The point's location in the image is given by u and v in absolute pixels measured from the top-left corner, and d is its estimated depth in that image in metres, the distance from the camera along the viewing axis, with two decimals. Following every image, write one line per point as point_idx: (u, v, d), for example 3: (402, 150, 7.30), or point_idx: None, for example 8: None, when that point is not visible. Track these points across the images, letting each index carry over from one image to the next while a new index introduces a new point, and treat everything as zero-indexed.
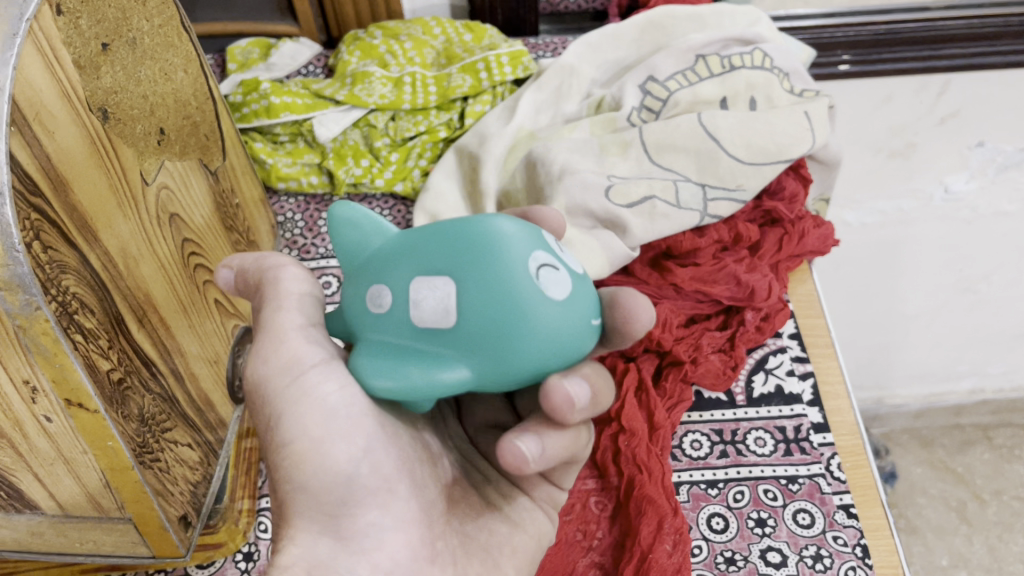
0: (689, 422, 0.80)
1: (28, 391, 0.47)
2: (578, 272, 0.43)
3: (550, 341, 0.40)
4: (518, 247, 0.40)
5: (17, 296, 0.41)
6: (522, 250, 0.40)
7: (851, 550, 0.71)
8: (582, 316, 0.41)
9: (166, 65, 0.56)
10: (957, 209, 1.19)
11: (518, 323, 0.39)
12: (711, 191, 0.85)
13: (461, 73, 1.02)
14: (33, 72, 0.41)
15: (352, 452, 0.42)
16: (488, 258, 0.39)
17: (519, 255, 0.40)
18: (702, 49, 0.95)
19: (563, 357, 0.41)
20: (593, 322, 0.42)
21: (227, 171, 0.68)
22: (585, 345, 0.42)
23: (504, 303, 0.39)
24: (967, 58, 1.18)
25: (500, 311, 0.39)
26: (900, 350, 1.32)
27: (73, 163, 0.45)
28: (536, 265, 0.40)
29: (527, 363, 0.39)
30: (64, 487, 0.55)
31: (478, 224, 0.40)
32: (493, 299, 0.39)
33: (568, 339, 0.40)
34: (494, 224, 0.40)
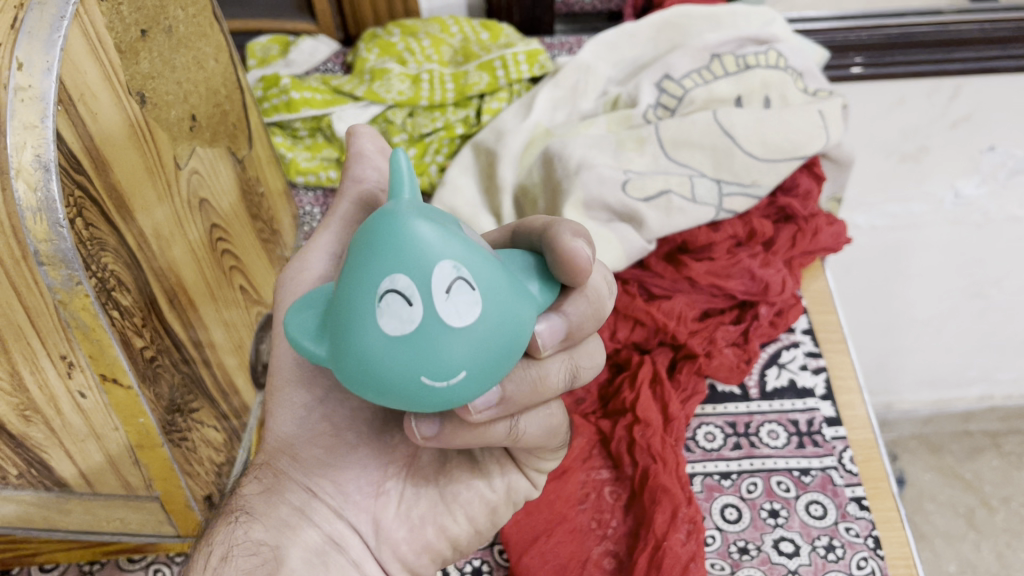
0: (703, 414, 0.81)
1: (65, 367, 0.49)
2: (458, 324, 0.35)
3: (359, 368, 0.36)
4: (383, 259, 0.35)
5: (59, 271, 0.43)
6: (389, 265, 0.35)
7: (863, 540, 0.71)
8: (411, 369, 0.35)
9: (199, 53, 0.58)
10: (968, 214, 1.21)
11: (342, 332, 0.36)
12: (726, 186, 0.86)
13: (478, 70, 1.04)
14: (77, 56, 0.43)
15: (307, 399, 0.52)
16: (361, 255, 0.36)
17: (375, 271, 0.35)
18: (717, 49, 0.96)
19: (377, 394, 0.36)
20: (425, 382, 0.35)
21: (253, 160, 0.70)
22: (409, 400, 0.36)
23: (344, 310, 0.36)
24: (978, 62, 1.17)
25: (337, 311, 0.36)
26: (907, 355, 1.32)
27: (112, 143, 0.47)
28: (393, 301, 0.35)
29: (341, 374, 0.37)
30: (95, 465, 0.57)
31: (388, 222, 0.36)
32: (340, 297, 0.36)
33: (379, 379, 0.35)
34: (396, 231, 0.35)
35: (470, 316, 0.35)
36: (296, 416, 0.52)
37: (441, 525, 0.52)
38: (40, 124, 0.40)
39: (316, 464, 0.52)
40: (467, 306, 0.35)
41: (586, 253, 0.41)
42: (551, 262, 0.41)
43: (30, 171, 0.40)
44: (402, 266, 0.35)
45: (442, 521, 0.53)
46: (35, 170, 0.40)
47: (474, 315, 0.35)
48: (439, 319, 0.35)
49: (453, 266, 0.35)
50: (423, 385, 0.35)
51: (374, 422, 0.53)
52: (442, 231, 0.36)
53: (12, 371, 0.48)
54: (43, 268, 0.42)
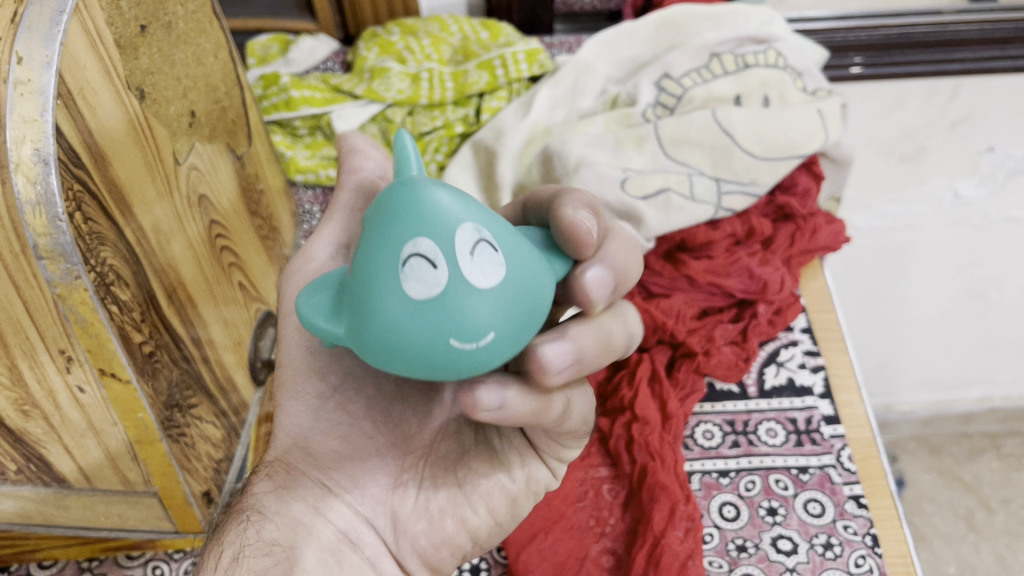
0: (702, 412, 0.81)
1: (63, 361, 0.49)
2: (484, 284, 0.35)
3: (390, 337, 0.35)
4: (406, 225, 0.35)
5: (58, 265, 0.43)
6: (412, 231, 0.35)
7: (861, 538, 0.71)
8: (440, 334, 0.35)
9: (197, 49, 0.58)
10: (967, 214, 1.21)
11: (364, 304, 0.36)
12: (725, 184, 0.86)
13: (478, 69, 1.04)
14: (77, 50, 0.44)
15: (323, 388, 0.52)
16: (379, 226, 0.36)
17: (397, 236, 0.35)
18: (716, 48, 0.96)
19: (404, 365, 0.36)
20: (453, 344, 0.35)
21: (252, 158, 0.70)
22: (438, 366, 0.35)
23: (368, 281, 0.36)
24: (978, 62, 1.18)
25: (357, 284, 0.36)
26: (904, 357, 1.32)
27: (110, 138, 0.47)
28: (418, 264, 0.35)
29: (364, 347, 0.36)
30: (92, 460, 0.57)
31: (406, 190, 0.36)
32: (359, 269, 0.37)
33: (405, 344, 0.35)
34: (416, 197, 0.36)
35: (494, 276, 0.35)
36: (294, 415, 0.52)
37: (442, 522, 0.51)
38: (39, 118, 0.40)
39: (318, 462, 0.51)
40: (490, 266, 0.35)
41: (590, 225, 0.41)
42: (557, 236, 0.42)
43: (29, 166, 0.40)
44: (425, 230, 0.35)
45: (458, 515, 0.52)
46: (34, 164, 0.41)
47: (497, 276, 0.36)
48: (465, 279, 0.35)
49: (474, 230, 0.35)
50: (453, 348, 0.35)
51: (371, 417, 0.52)
52: (456, 198, 0.36)
53: (11, 365, 0.48)
54: (42, 262, 0.42)
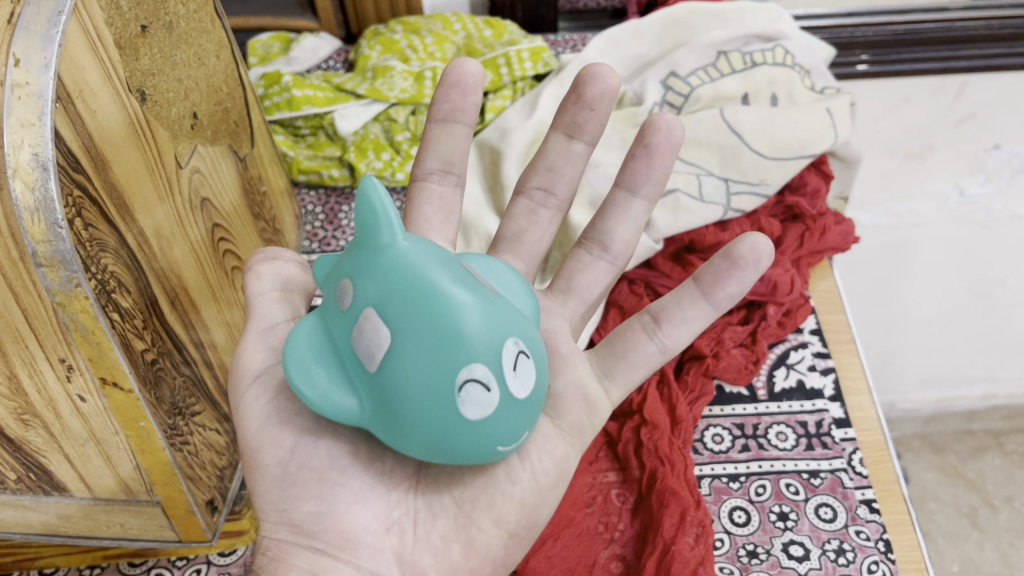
0: (711, 415, 0.80)
1: (64, 370, 0.48)
2: (525, 394, 0.42)
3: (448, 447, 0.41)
4: (462, 355, 0.40)
5: (58, 272, 0.41)
6: (467, 358, 0.40)
7: (874, 544, 0.70)
8: (493, 443, 0.41)
9: (200, 50, 0.57)
10: (972, 212, 1.18)
11: (417, 420, 0.40)
12: (734, 184, 0.85)
13: (482, 68, 1.03)
14: (76, 51, 0.42)
15: None
16: (429, 350, 0.40)
17: (452, 364, 0.40)
18: (723, 45, 0.95)
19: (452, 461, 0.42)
20: (502, 448, 0.42)
21: (255, 160, 0.69)
22: (487, 461, 0.43)
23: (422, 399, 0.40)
24: (986, 60, 1.17)
25: (399, 394, 0.40)
26: (899, 355, 1.30)
27: (112, 142, 0.46)
28: (473, 389, 0.40)
29: (412, 449, 0.41)
30: (94, 469, 0.56)
31: (448, 314, 0.40)
32: (400, 381, 0.40)
33: (462, 452, 0.41)
34: (464, 326, 0.40)
35: (529, 384, 0.42)
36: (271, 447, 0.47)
37: (447, 549, 0.48)
38: (38, 121, 0.39)
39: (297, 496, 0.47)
40: (526, 374, 0.42)
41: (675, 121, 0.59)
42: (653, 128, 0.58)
43: (27, 171, 0.39)
44: (482, 357, 0.40)
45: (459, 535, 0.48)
46: (33, 169, 0.39)
47: (529, 382, 0.43)
48: (511, 395, 0.41)
49: (517, 347, 0.41)
50: (500, 451, 0.42)
51: None
52: (484, 309, 0.41)
53: (11, 375, 0.47)
54: (41, 269, 0.41)
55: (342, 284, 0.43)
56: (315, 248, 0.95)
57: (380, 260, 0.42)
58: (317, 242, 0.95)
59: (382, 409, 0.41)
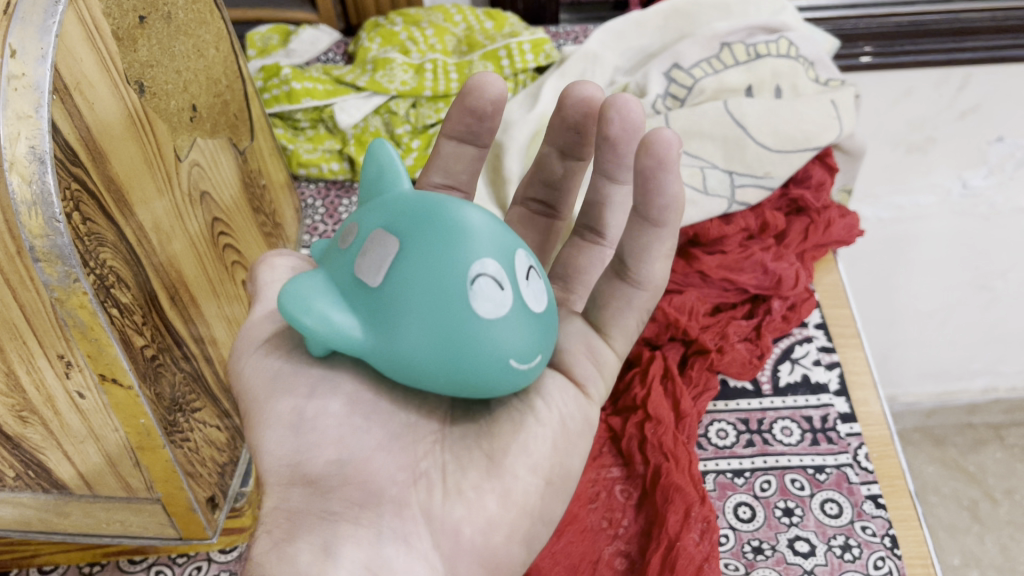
0: (715, 411, 0.79)
1: (63, 367, 0.47)
2: (534, 308, 0.42)
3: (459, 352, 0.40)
4: (473, 246, 0.40)
5: (56, 268, 0.41)
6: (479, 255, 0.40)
7: (880, 540, 0.70)
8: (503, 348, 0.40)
9: (199, 41, 0.56)
10: (975, 205, 1.17)
11: (424, 322, 0.40)
12: (738, 177, 0.84)
13: (482, 60, 1.02)
14: (73, 41, 0.42)
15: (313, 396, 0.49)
16: (439, 247, 0.40)
17: (461, 261, 0.40)
18: (727, 37, 0.94)
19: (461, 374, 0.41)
20: (513, 364, 0.41)
21: (256, 153, 0.68)
22: (498, 376, 0.41)
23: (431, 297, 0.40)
24: (989, 52, 1.19)
25: (402, 300, 0.40)
26: (896, 351, 1.26)
27: (111, 135, 0.45)
28: (481, 282, 0.40)
29: (421, 357, 0.40)
30: (93, 466, 0.55)
31: (453, 220, 0.41)
32: (403, 288, 0.40)
33: (469, 366, 0.40)
34: (469, 229, 0.41)
35: (541, 300, 0.43)
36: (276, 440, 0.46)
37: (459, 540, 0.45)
38: (35, 114, 0.39)
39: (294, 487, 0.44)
40: (535, 295, 0.43)
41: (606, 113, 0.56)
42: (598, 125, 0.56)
43: (24, 164, 0.39)
44: (494, 253, 0.41)
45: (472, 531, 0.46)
46: (30, 163, 0.39)
47: (539, 305, 0.43)
48: (521, 305, 0.41)
49: (524, 258, 0.43)
50: (512, 366, 0.41)
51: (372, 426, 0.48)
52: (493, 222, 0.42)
53: (9, 371, 0.47)
54: (38, 264, 0.40)
55: (347, 229, 0.44)
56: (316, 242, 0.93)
57: (387, 199, 0.44)
58: (317, 237, 0.93)
59: (385, 321, 0.40)
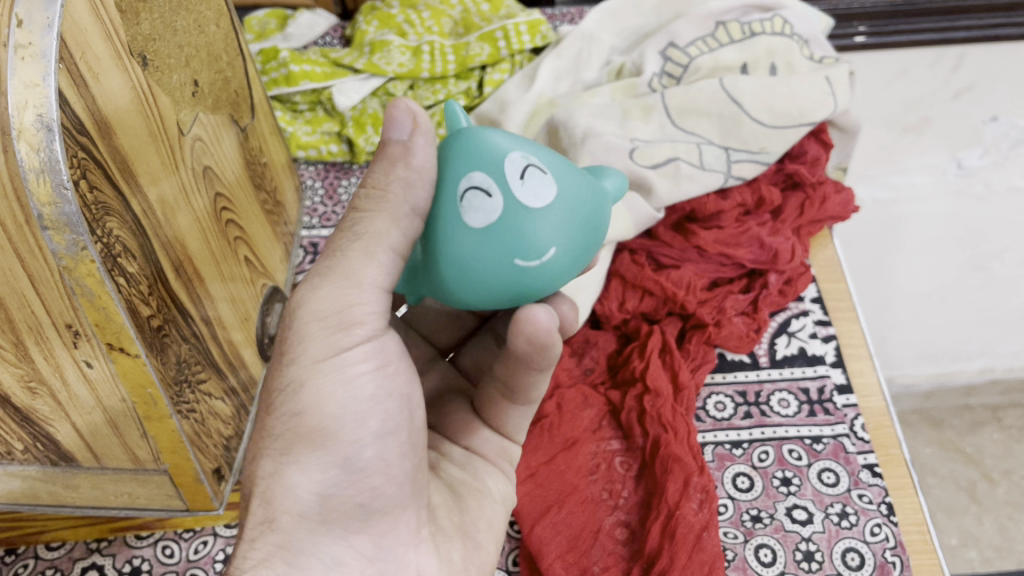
0: (713, 383, 0.80)
1: (70, 336, 0.48)
2: (529, 207, 0.43)
3: (447, 257, 0.44)
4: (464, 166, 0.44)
5: (63, 236, 0.42)
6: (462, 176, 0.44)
7: (876, 507, 0.71)
8: (488, 247, 0.43)
9: (200, 17, 0.57)
10: (970, 185, 1.18)
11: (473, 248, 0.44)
12: (734, 153, 0.85)
13: (479, 41, 1.02)
14: (78, 13, 0.42)
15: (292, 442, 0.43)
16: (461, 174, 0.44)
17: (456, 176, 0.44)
18: (722, 17, 0.95)
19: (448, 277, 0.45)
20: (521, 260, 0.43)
21: (256, 131, 0.69)
22: (496, 279, 0.44)
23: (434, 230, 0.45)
24: (981, 31, 1.17)
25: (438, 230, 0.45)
26: (888, 338, 1.29)
27: (117, 108, 0.46)
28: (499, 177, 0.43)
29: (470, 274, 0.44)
30: (101, 438, 0.56)
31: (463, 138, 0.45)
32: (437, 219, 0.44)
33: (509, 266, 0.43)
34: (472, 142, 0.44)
35: (545, 197, 0.44)
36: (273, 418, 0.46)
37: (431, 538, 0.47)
38: (42, 82, 0.39)
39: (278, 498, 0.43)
40: (536, 190, 0.43)
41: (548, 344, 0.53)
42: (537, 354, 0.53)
43: (31, 132, 0.39)
44: (488, 167, 0.43)
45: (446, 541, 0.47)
46: (37, 131, 0.39)
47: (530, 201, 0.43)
48: (519, 203, 0.43)
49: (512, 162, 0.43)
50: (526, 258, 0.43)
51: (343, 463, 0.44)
52: (510, 138, 0.45)
53: (17, 341, 0.48)
54: (47, 232, 0.41)
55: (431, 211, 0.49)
56: (315, 223, 0.94)
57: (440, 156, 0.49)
58: (317, 218, 0.94)
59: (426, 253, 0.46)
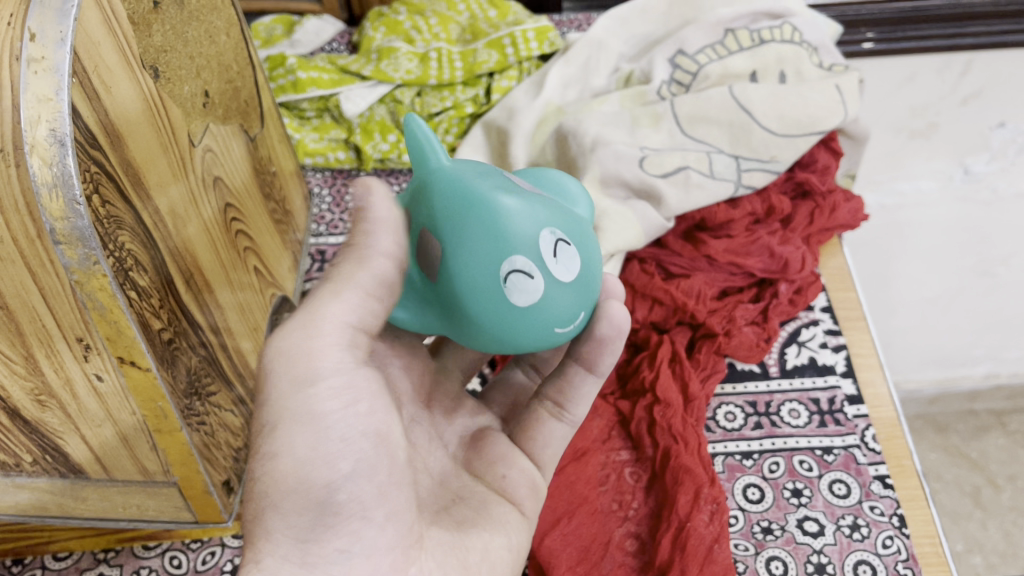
0: (723, 394, 0.80)
1: (81, 349, 0.47)
2: (560, 284, 0.45)
3: (481, 327, 0.46)
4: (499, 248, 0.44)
5: (76, 250, 0.41)
6: (494, 257, 0.44)
7: (888, 519, 0.70)
8: (523, 323, 0.45)
9: (211, 27, 0.56)
10: (977, 190, 1.18)
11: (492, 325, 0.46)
12: (745, 162, 0.85)
13: (487, 48, 1.02)
14: (91, 25, 0.42)
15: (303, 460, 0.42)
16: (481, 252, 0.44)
17: (484, 257, 0.44)
18: (731, 24, 0.95)
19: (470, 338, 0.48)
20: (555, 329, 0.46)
21: (266, 140, 0.69)
22: (534, 344, 0.47)
23: (460, 298, 0.46)
24: (990, 37, 1.17)
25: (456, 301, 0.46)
26: (892, 343, 1.27)
27: (129, 120, 0.46)
28: (511, 267, 0.44)
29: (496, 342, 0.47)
30: (110, 450, 0.56)
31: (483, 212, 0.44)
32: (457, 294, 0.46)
33: (528, 340, 0.46)
34: (492, 213, 0.44)
35: (572, 270, 0.46)
36: None
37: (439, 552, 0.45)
38: (54, 96, 0.39)
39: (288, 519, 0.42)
40: (568, 261, 0.46)
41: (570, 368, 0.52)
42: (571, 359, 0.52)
43: (44, 147, 0.39)
44: (521, 249, 0.44)
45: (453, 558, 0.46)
46: (51, 145, 0.39)
47: (567, 276, 0.46)
48: (556, 280, 0.45)
49: (544, 242, 0.45)
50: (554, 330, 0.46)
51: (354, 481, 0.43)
52: (527, 207, 0.45)
53: (28, 355, 0.47)
54: (59, 247, 0.41)
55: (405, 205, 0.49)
56: (323, 231, 0.94)
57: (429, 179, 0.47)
58: (325, 225, 0.94)
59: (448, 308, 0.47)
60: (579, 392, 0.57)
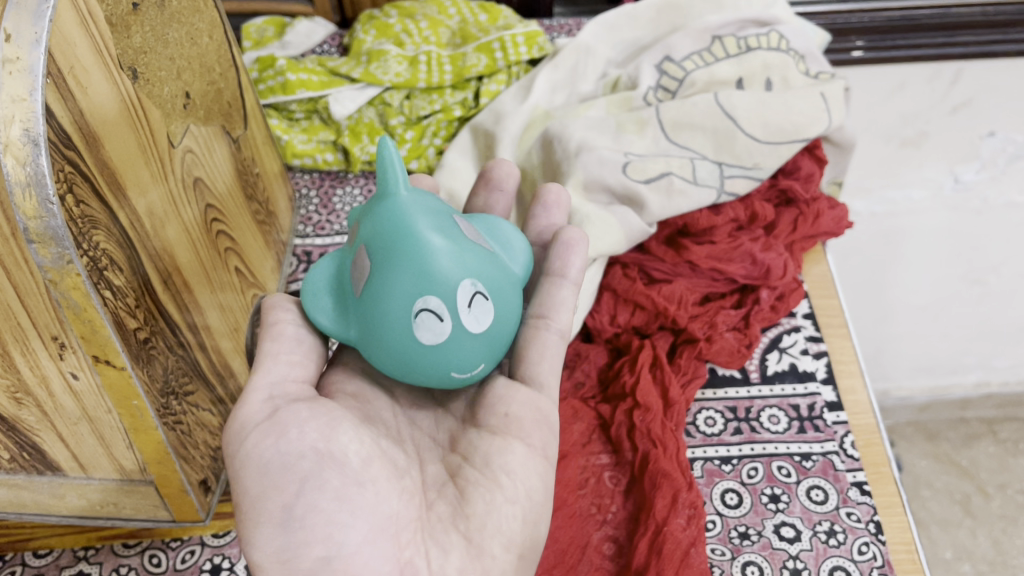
0: (703, 398, 0.80)
1: (56, 348, 0.48)
2: (472, 331, 0.50)
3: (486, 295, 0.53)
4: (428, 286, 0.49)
5: (49, 249, 0.41)
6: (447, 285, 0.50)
7: (864, 526, 0.71)
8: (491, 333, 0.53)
9: (192, 29, 0.57)
10: (967, 199, 1.17)
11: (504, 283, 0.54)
12: (727, 169, 0.85)
13: (476, 52, 1.03)
14: (67, 27, 0.42)
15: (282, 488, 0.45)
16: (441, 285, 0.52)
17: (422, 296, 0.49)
18: (718, 31, 0.95)
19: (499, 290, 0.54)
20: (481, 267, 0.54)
21: (249, 141, 0.69)
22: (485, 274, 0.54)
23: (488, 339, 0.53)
24: (978, 46, 1.19)
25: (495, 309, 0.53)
26: (889, 346, 1.29)
27: (104, 119, 0.46)
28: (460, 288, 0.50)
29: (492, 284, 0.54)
30: (86, 448, 0.56)
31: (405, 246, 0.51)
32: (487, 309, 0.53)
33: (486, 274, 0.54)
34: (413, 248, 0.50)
35: (483, 323, 0.51)
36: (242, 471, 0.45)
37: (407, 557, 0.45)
38: (29, 97, 0.39)
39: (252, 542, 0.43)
40: (483, 314, 0.50)
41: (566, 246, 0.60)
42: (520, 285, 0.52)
43: (18, 146, 0.39)
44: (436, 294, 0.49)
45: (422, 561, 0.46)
46: (24, 145, 0.40)
47: (486, 321, 0.51)
48: (465, 327, 0.50)
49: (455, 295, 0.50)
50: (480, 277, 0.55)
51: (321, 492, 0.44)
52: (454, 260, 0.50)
53: (3, 352, 0.47)
54: (32, 245, 0.41)
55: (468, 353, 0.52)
56: (309, 231, 0.94)
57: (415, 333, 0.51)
58: (311, 226, 0.94)
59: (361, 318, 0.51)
60: (558, 298, 0.59)
